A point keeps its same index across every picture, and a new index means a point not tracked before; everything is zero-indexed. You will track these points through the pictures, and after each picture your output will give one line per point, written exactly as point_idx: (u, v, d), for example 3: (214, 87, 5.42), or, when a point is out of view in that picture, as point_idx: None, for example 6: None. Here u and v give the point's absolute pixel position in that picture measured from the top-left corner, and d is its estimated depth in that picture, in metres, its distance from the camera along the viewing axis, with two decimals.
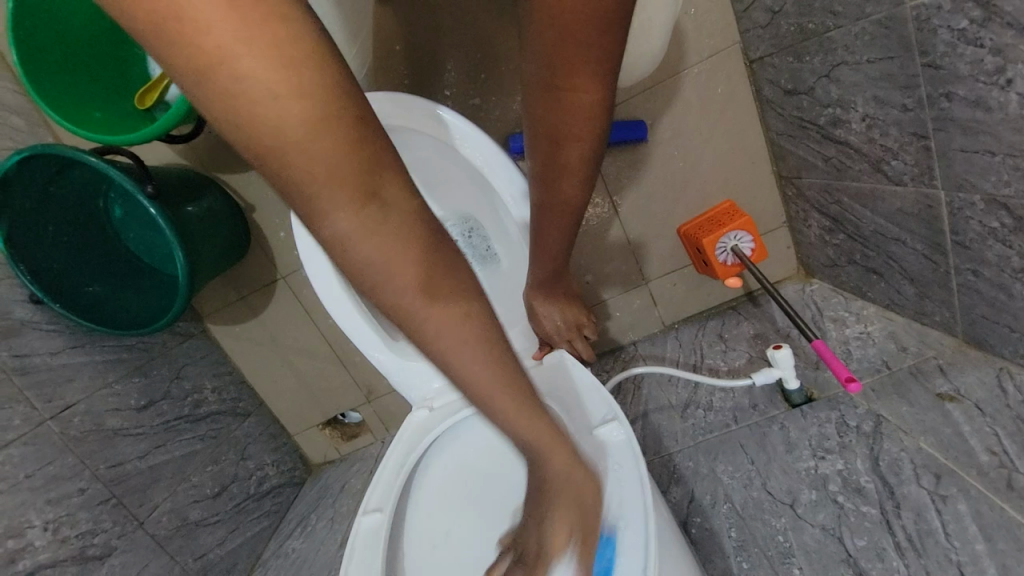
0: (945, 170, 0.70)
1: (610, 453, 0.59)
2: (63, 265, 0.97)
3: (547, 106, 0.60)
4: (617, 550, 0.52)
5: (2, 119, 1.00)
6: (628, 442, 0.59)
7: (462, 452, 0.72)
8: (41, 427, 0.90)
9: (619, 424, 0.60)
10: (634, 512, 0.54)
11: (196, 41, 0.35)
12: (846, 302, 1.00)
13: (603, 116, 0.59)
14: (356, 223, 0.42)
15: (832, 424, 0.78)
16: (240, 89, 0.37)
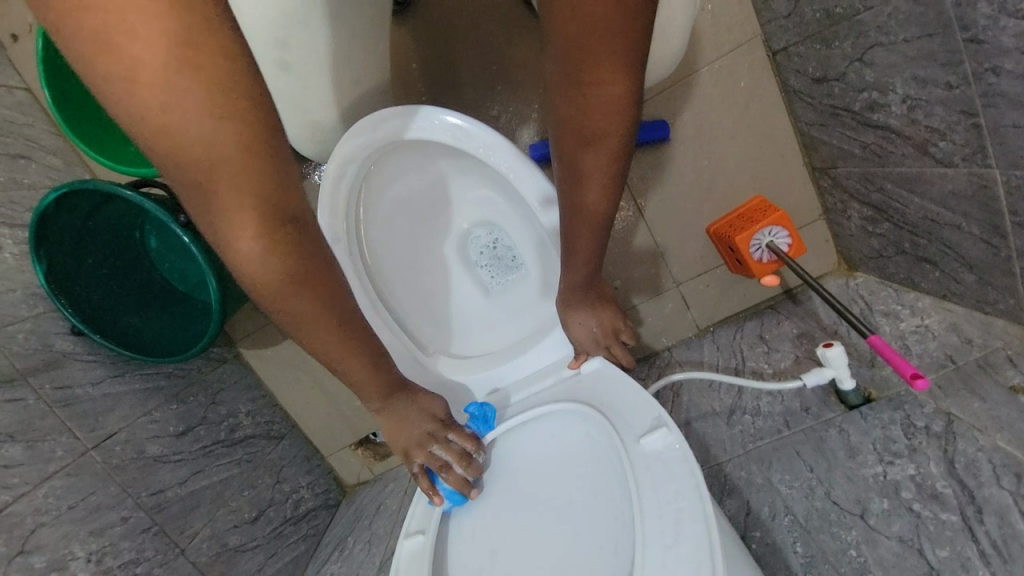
0: (999, 148, 0.65)
1: (661, 463, 0.55)
2: (103, 297, 1.00)
3: (571, 103, 0.58)
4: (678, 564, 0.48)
5: (40, 160, 1.05)
6: (681, 450, 0.55)
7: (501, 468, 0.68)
8: (84, 457, 0.91)
9: (668, 431, 0.56)
10: (694, 525, 0.50)
11: (128, 60, 0.37)
12: (897, 294, 0.95)
13: (631, 110, 0.57)
14: (258, 244, 0.48)
15: (898, 426, 0.73)
16: (166, 112, 0.39)
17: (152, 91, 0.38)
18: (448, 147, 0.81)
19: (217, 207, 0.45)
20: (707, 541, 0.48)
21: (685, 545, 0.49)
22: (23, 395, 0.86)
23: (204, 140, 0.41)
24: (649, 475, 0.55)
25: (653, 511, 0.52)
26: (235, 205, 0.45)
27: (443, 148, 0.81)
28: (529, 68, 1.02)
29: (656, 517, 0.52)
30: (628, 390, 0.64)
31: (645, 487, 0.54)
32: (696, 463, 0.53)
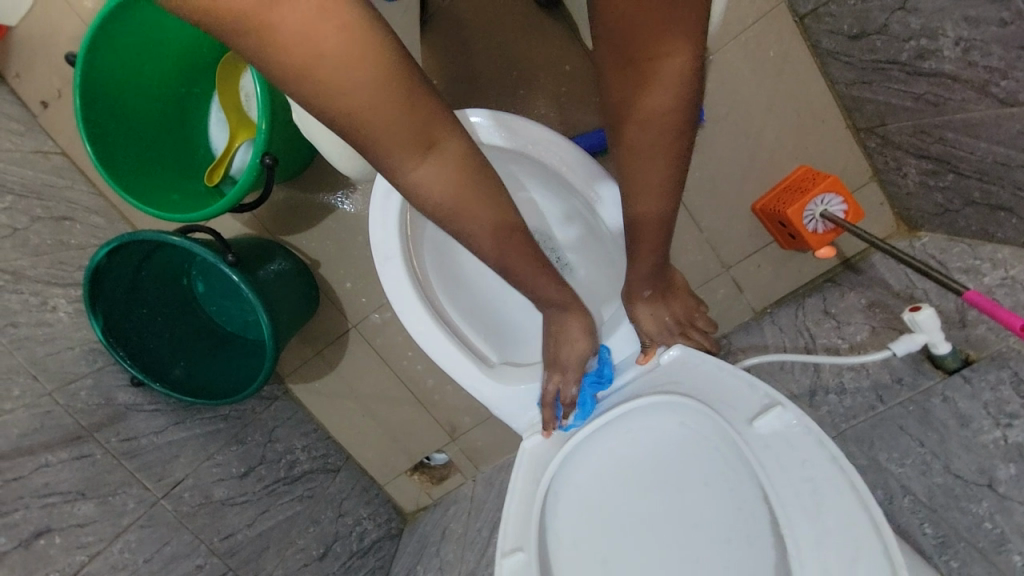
0: None
1: (783, 443, 0.50)
2: (157, 345, 1.01)
3: (631, 85, 0.59)
4: (841, 549, 0.44)
5: (85, 220, 1.07)
6: (804, 426, 0.49)
7: (592, 471, 0.65)
8: (155, 507, 0.90)
9: (784, 409, 0.51)
10: (846, 505, 0.45)
11: (295, 50, 0.44)
12: (972, 249, 0.87)
13: (694, 80, 0.56)
14: (429, 171, 0.57)
15: (1009, 383, 0.65)
16: (333, 80, 0.47)
17: (322, 61, 0.45)
18: (496, 151, 0.79)
19: (394, 152, 0.54)
20: (863, 513, 0.44)
21: (836, 522, 0.45)
22: (90, 451, 0.86)
23: (372, 92, 0.49)
24: (773, 457, 0.50)
25: (787, 493, 0.48)
26: (400, 144, 0.54)
27: (489, 153, 0.79)
28: (550, 67, 1.01)
29: (793, 499, 0.48)
30: (720, 369, 0.59)
31: (772, 469, 0.50)
32: (826, 435, 0.48)
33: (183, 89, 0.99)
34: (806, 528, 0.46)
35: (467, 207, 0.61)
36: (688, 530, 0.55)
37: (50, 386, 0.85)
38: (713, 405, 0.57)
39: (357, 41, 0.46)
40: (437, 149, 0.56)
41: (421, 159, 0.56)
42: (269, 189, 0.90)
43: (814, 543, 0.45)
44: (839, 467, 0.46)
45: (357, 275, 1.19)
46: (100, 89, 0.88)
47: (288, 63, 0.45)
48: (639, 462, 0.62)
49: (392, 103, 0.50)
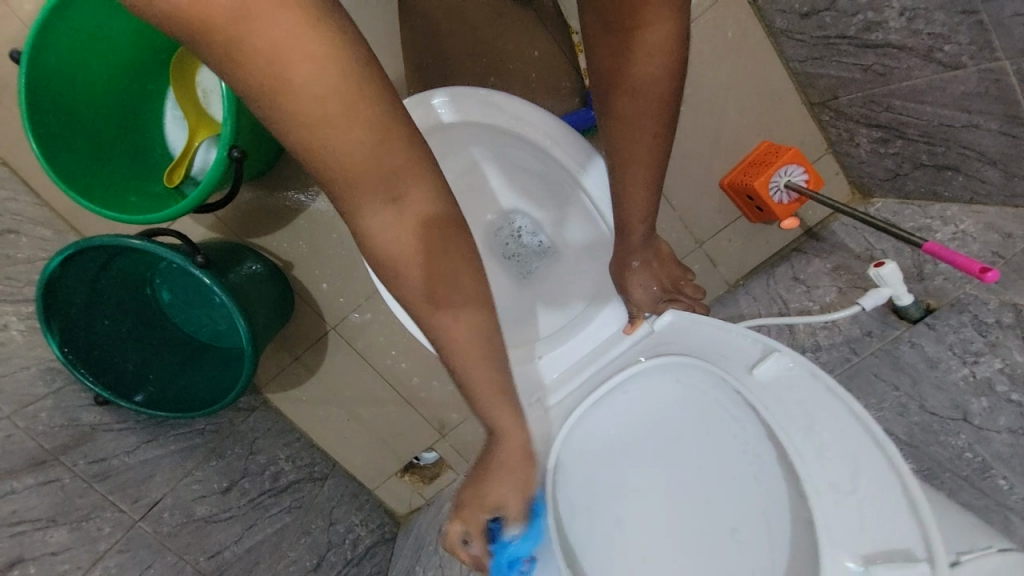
0: (1005, 40, 0.66)
1: (783, 386, 0.53)
2: (123, 358, 0.96)
3: (618, 54, 0.60)
4: (846, 467, 0.47)
5: (31, 233, 0.99)
6: (801, 366, 0.51)
7: (600, 438, 0.68)
8: (134, 530, 0.85)
9: (781, 355, 0.53)
10: (847, 426, 0.47)
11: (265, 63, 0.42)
12: (924, 209, 0.94)
13: (678, 52, 0.59)
14: (381, 220, 0.51)
15: (970, 326, 0.70)
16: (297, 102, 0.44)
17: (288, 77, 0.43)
18: (478, 129, 0.80)
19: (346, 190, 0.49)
20: (860, 428, 0.46)
21: (834, 439, 0.48)
22: (57, 475, 0.79)
23: (334, 121, 0.45)
24: (773, 398, 0.53)
25: (785, 421, 0.52)
26: (356, 184, 0.48)
27: (471, 131, 0.80)
28: (519, 54, 1.02)
29: (792, 426, 0.51)
30: (707, 326, 0.62)
31: (769, 404, 0.53)
32: (819, 368, 0.50)
33: (135, 86, 0.93)
34: (808, 451, 0.49)
35: (428, 268, 0.53)
36: (699, 478, 0.59)
37: (7, 409, 0.78)
38: (711, 359, 0.60)
39: (330, 69, 0.44)
40: (399, 200, 0.50)
41: (382, 206, 0.50)
42: (238, 185, 0.87)
43: (818, 463, 0.48)
44: (830, 391, 0.49)
45: (333, 275, 1.15)
46: (45, 88, 0.82)
47: (257, 79, 0.43)
48: (644, 424, 0.66)
49: (359, 136, 0.46)
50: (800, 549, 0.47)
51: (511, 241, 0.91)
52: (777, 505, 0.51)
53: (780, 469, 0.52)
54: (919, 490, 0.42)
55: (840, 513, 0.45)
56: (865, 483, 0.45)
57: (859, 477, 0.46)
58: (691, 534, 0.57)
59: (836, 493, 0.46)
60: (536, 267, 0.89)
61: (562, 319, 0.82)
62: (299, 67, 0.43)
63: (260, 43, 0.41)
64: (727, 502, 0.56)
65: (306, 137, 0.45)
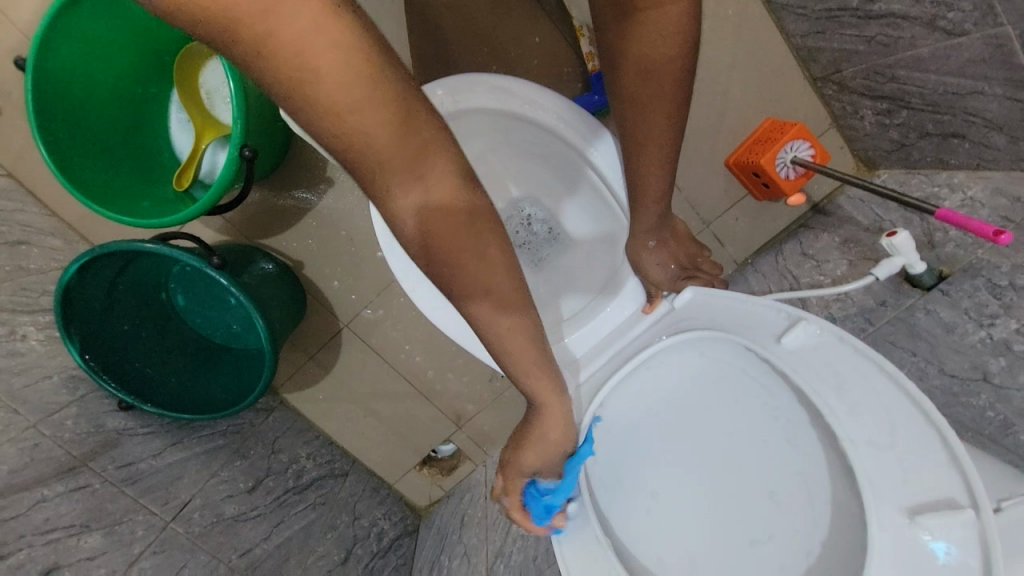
0: (1008, 5, 0.66)
1: (815, 353, 0.56)
2: (143, 363, 0.96)
3: (628, 34, 0.60)
4: (879, 423, 0.51)
5: (43, 244, 0.99)
6: (830, 332, 0.54)
7: (629, 414, 0.70)
8: (167, 531, 0.86)
9: (809, 323, 0.56)
10: (880, 385, 0.51)
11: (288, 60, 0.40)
12: (930, 177, 0.94)
13: (689, 30, 0.59)
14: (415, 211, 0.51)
15: (984, 289, 0.71)
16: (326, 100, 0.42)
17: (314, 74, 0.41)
18: (484, 116, 0.79)
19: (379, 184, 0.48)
20: (895, 388, 0.50)
21: (868, 398, 0.52)
22: (87, 481, 0.80)
23: (366, 117, 0.43)
24: (806, 365, 0.57)
25: (818, 385, 0.55)
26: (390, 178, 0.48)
27: (477, 119, 0.79)
28: (520, 42, 1.02)
29: (826, 389, 0.55)
30: (727, 300, 0.64)
31: (802, 372, 0.57)
32: (848, 333, 0.53)
33: (139, 89, 0.93)
34: (847, 414, 0.53)
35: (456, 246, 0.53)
36: (736, 443, 0.64)
37: (33, 418, 0.79)
38: (737, 331, 0.63)
39: (353, 62, 0.41)
40: (423, 181, 0.49)
41: (415, 195, 0.50)
42: (249, 185, 0.87)
43: (856, 423, 0.52)
44: (860, 353, 0.52)
45: (344, 272, 1.16)
46: (50, 95, 0.82)
47: (281, 76, 0.41)
48: (671, 398, 0.69)
49: (386, 128, 0.45)
50: (842, 498, 0.54)
51: (520, 230, 0.90)
52: (816, 463, 0.57)
53: (816, 431, 0.57)
54: (959, 442, 0.45)
55: (883, 468, 0.50)
56: (903, 439, 0.49)
57: (893, 431, 0.50)
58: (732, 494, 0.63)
59: (876, 450, 0.50)
60: (547, 254, 0.89)
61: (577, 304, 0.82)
62: (324, 63, 0.40)
63: (279, 41, 0.39)
64: (762, 466, 0.61)
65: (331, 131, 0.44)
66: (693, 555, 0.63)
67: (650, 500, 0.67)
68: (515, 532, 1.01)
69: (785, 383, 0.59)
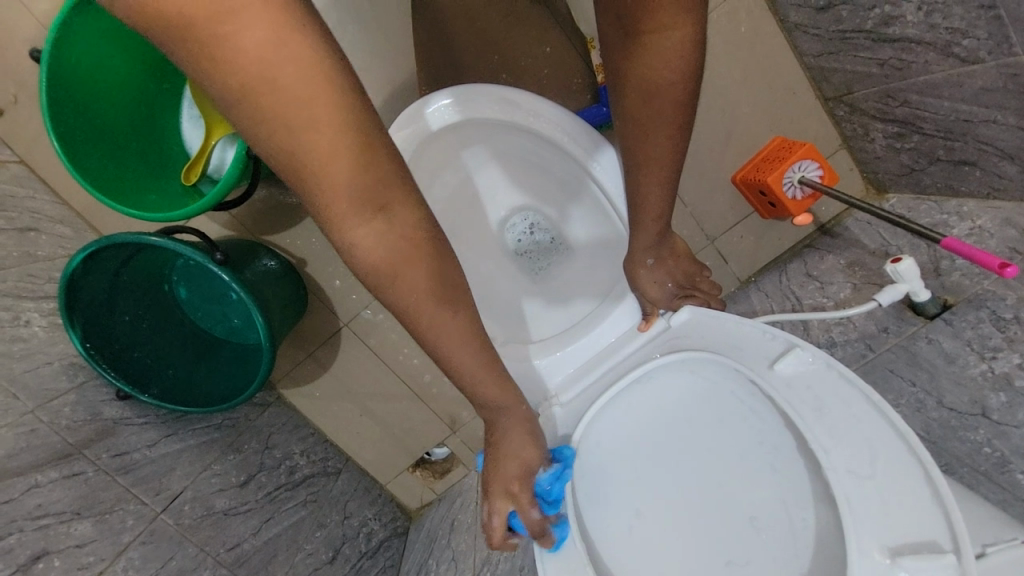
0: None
1: (805, 381, 0.56)
2: (142, 353, 0.97)
3: (633, 52, 0.60)
4: (866, 456, 0.50)
5: (50, 231, 1.00)
6: (822, 360, 0.54)
7: (615, 431, 0.70)
8: (157, 522, 0.86)
9: (802, 351, 0.56)
10: (867, 418, 0.51)
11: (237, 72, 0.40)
12: (939, 205, 0.93)
13: (696, 53, 0.59)
14: (364, 229, 0.50)
15: (989, 321, 0.70)
16: (272, 108, 0.42)
17: (270, 88, 0.41)
18: (482, 126, 0.80)
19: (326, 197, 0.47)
20: (879, 419, 0.50)
21: (854, 429, 0.51)
22: (81, 468, 0.81)
23: (315, 130, 0.43)
24: (795, 391, 0.56)
25: (808, 414, 0.55)
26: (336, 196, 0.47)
27: (476, 129, 0.80)
28: (530, 50, 1.02)
29: (816, 418, 0.54)
30: (722, 320, 0.64)
31: (792, 399, 0.56)
32: (842, 363, 0.53)
33: (153, 83, 0.94)
34: (832, 443, 0.52)
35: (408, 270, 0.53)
36: (720, 465, 0.64)
37: (31, 404, 0.80)
38: (730, 353, 0.62)
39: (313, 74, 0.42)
40: (384, 208, 0.50)
41: (365, 218, 0.49)
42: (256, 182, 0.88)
43: (841, 452, 0.51)
44: (850, 382, 0.52)
45: (345, 272, 1.16)
46: (64, 87, 0.83)
47: (235, 86, 0.41)
48: (661, 417, 0.69)
49: (343, 144, 0.45)
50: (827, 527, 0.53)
51: (526, 237, 0.90)
52: (801, 492, 0.56)
53: (802, 458, 0.56)
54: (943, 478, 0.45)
55: (865, 499, 0.49)
56: (887, 472, 0.48)
57: (880, 466, 0.49)
58: (713, 520, 0.62)
59: (857, 478, 0.50)
60: (551, 261, 0.88)
61: (570, 317, 0.82)
62: (280, 74, 0.41)
63: (241, 44, 0.39)
64: (747, 491, 0.61)
65: (286, 142, 0.44)
66: None
67: (631, 519, 0.66)
68: None
69: (774, 408, 0.59)
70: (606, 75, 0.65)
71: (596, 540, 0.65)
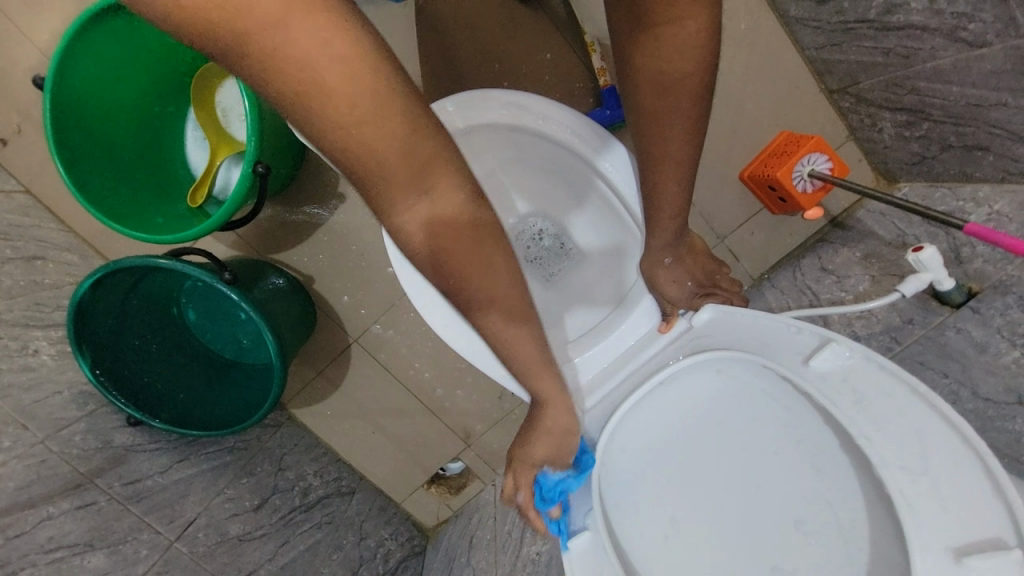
0: None
1: (845, 377, 0.54)
2: (152, 378, 0.96)
3: (644, 46, 0.59)
4: (918, 451, 0.48)
5: (57, 258, 0.99)
6: (861, 355, 0.52)
7: (640, 436, 0.68)
8: (171, 551, 0.84)
9: (840, 346, 0.54)
10: (916, 413, 0.49)
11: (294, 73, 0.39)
12: (954, 191, 0.92)
13: (711, 41, 0.58)
14: (418, 218, 0.50)
15: (1017, 306, 0.68)
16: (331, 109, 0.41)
17: (326, 87, 0.40)
18: (491, 130, 0.78)
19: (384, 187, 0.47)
20: (928, 410, 0.48)
21: (902, 424, 0.50)
22: (93, 498, 0.79)
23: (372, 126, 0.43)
24: (835, 389, 0.54)
25: (850, 411, 0.53)
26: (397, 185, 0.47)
27: (485, 134, 0.78)
28: (533, 56, 1.03)
29: (860, 415, 0.52)
30: (748, 317, 0.62)
31: (831, 394, 0.54)
32: (884, 357, 0.51)
33: (157, 108, 0.94)
34: (880, 439, 0.50)
35: (456, 256, 0.53)
36: (756, 468, 0.61)
37: (41, 434, 0.78)
38: (760, 351, 0.60)
39: (359, 71, 0.40)
40: (429, 194, 0.49)
41: (413, 210, 0.49)
42: (262, 199, 0.87)
43: (890, 447, 0.50)
44: (895, 376, 0.50)
45: (354, 287, 1.15)
46: (68, 113, 0.83)
47: (294, 89, 0.40)
48: (689, 419, 0.66)
49: (392, 141, 0.44)
50: (880, 525, 0.51)
51: (535, 243, 0.89)
52: (846, 491, 0.55)
53: (845, 453, 0.54)
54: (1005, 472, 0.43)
55: (921, 496, 0.47)
56: (942, 467, 0.47)
57: (934, 462, 0.47)
58: (754, 524, 0.60)
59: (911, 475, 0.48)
60: (563, 265, 0.88)
61: (585, 322, 0.81)
62: (331, 74, 0.40)
63: (292, 57, 0.39)
64: (785, 490, 0.59)
65: (336, 139, 0.43)
66: None
67: (666, 528, 0.64)
68: (526, 556, 0.98)
69: (810, 404, 0.57)
70: (618, 71, 0.64)
71: (631, 553, 0.63)
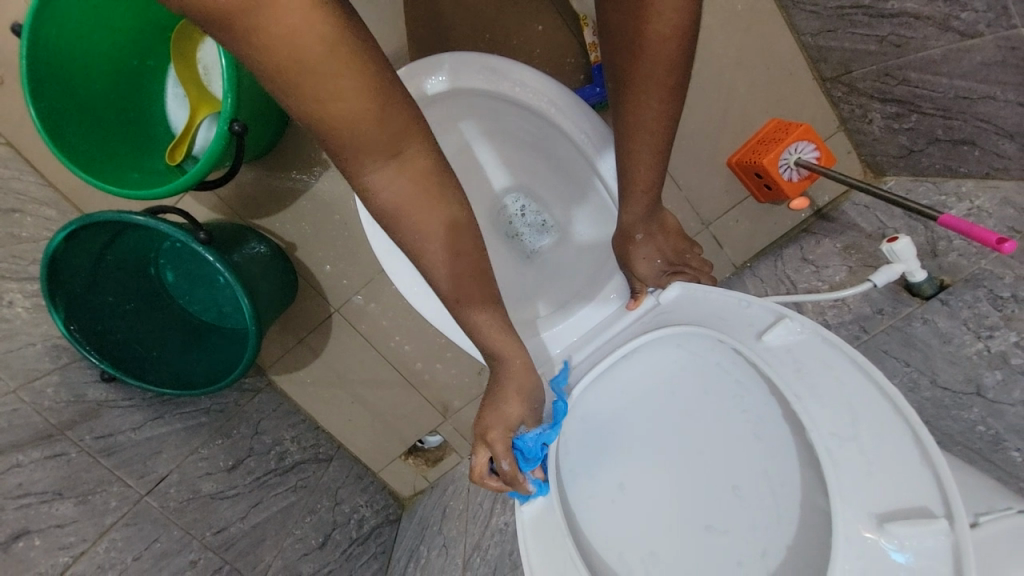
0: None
1: (794, 352, 0.55)
2: (125, 336, 0.96)
3: (626, 10, 0.58)
4: (853, 422, 0.49)
5: (36, 213, 0.98)
6: (810, 330, 0.53)
7: (598, 406, 0.69)
8: (140, 504, 0.85)
9: (791, 321, 0.54)
10: (856, 386, 0.49)
11: (274, 49, 0.43)
12: (937, 186, 0.91)
13: (691, 11, 0.57)
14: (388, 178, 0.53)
15: (986, 301, 0.68)
16: (313, 89, 0.45)
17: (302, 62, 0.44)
18: (475, 96, 0.78)
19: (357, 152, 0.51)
20: (866, 383, 0.49)
21: (841, 397, 0.50)
22: (63, 449, 0.80)
23: (349, 98, 0.47)
24: (783, 363, 0.55)
25: (795, 384, 0.54)
26: (369, 150, 0.51)
27: (469, 102, 0.78)
28: (524, 29, 1.01)
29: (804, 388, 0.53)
30: (709, 293, 0.63)
31: (777, 368, 0.55)
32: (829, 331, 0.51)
33: (136, 61, 0.93)
34: (818, 411, 0.51)
35: (417, 212, 0.55)
36: (705, 439, 0.62)
37: (13, 384, 0.79)
38: (717, 326, 0.61)
39: (342, 51, 0.45)
40: (404, 157, 0.52)
41: (380, 167, 0.52)
42: (238, 159, 0.86)
43: (827, 417, 0.51)
44: (839, 350, 0.51)
45: (336, 256, 1.15)
46: (42, 62, 0.81)
47: (275, 62, 0.43)
48: (646, 392, 0.68)
49: (368, 109, 0.48)
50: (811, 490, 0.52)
51: (515, 217, 0.88)
52: (785, 462, 0.55)
53: (787, 428, 0.55)
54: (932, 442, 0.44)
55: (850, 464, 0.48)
56: (873, 437, 0.48)
57: (867, 433, 0.48)
58: (697, 491, 0.61)
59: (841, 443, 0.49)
60: (541, 242, 0.86)
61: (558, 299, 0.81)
62: (307, 50, 0.43)
63: (275, 35, 0.42)
64: (730, 461, 0.60)
65: (320, 107, 0.47)
66: (652, 549, 0.61)
67: (614, 493, 0.65)
68: (494, 526, 0.99)
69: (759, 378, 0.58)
70: (601, 40, 0.63)
71: (577, 515, 0.64)
